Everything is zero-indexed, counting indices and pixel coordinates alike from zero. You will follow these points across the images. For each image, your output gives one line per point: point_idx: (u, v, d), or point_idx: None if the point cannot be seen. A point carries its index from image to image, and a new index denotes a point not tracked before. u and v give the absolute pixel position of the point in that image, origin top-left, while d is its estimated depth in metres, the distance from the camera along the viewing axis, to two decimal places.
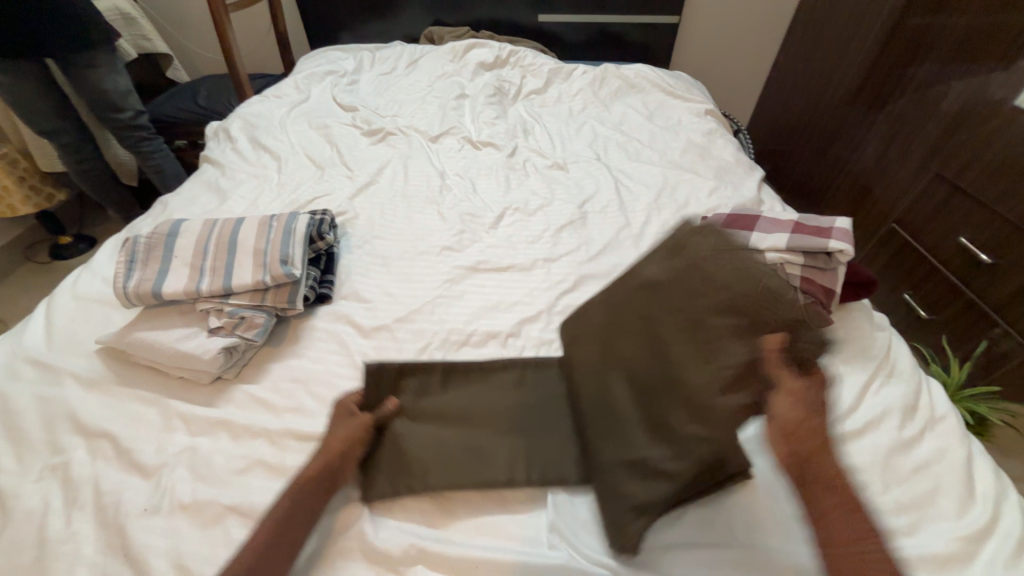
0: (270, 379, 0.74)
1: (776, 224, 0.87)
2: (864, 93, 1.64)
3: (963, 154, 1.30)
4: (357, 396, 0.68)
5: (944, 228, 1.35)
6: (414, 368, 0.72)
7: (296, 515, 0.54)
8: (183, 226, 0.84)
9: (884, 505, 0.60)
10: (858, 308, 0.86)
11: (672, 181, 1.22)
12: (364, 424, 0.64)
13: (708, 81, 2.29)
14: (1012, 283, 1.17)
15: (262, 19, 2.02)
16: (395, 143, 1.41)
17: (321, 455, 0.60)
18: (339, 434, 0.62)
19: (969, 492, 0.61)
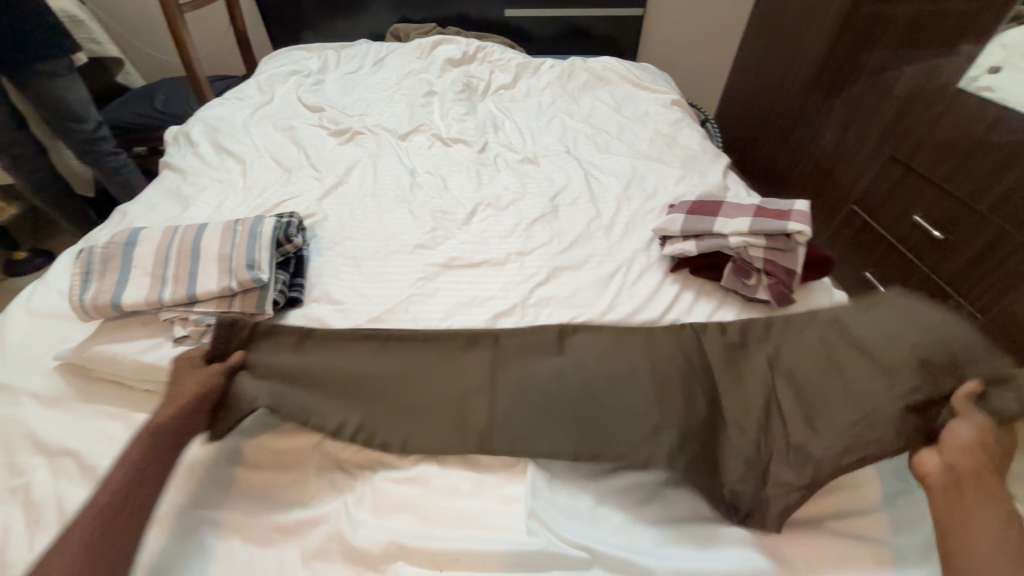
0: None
1: (739, 210, 0.91)
2: (822, 79, 1.69)
3: (914, 137, 1.36)
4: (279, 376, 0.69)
5: (900, 208, 1.41)
6: (273, 332, 0.77)
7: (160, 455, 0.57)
8: (142, 235, 0.82)
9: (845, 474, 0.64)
10: (819, 287, 0.90)
11: (641, 171, 1.24)
12: (214, 371, 0.67)
13: (674, 71, 2.33)
14: (962, 257, 1.24)
15: (219, 19, 1.96)
16: (364, 142, 1.39)
17: (170, 401, 0.63)
18: (184, 381, 0.66)
19: None
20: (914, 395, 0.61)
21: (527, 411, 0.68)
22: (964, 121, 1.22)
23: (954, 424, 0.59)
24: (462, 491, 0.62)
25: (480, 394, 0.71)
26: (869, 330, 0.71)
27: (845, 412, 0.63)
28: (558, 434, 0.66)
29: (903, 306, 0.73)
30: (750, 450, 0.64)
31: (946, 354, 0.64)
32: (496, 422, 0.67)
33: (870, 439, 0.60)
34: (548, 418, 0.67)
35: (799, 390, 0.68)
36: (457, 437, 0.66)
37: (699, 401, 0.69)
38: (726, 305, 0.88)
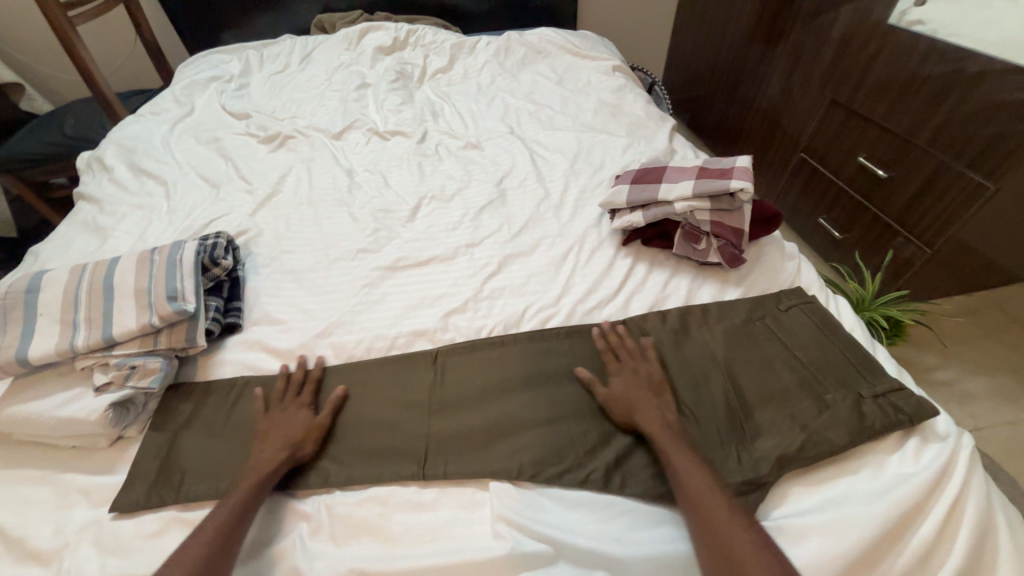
0: (176, 424, 0.68)
1: (682, 173, 0.89)
2: (760, 29, 1.67)
3: (852, 78, 1.36)
4: None
5: (846, 150, 1.42)
6: (208, 386, 0.73)
7: (247, 508, 0.56)
8: (46, 279, 0.74)
9: None
10: (769, 242, 0.89)
11: (587, 145, 1.21)
12: (308, 410, 0.67)
13: (617, 36, 2.28)
14: (906, 194, 1.26)
15: (124, 28, 1.81)
16: (296, 147, 1.30)
17: (266, 448, 0.62)
18: (277, 429, 0.65)
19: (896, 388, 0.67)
20: (850, 396, 0.65)
21: (480, 436, 0.65)
22: (898, 56, 1.22)
23: (880, 414, 0.62)
24: (419, 507, 0.60)
25: (418, 418, 0.68)
26: (801, 332, 0.74)
27: (792, 405, 0.64)
28: (508, 452, 0.63)
29: (829, 314, 0.77)
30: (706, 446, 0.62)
31: (864, 359, 0.69)
32: (440, 446, 0.65)
33: (817, 432, 0.61)
34: (501, 441, 0.65)
35: (751, 381, 0.68)
36: (398, 463, 0.64)
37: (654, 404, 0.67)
38: (680, 273, 0.87)
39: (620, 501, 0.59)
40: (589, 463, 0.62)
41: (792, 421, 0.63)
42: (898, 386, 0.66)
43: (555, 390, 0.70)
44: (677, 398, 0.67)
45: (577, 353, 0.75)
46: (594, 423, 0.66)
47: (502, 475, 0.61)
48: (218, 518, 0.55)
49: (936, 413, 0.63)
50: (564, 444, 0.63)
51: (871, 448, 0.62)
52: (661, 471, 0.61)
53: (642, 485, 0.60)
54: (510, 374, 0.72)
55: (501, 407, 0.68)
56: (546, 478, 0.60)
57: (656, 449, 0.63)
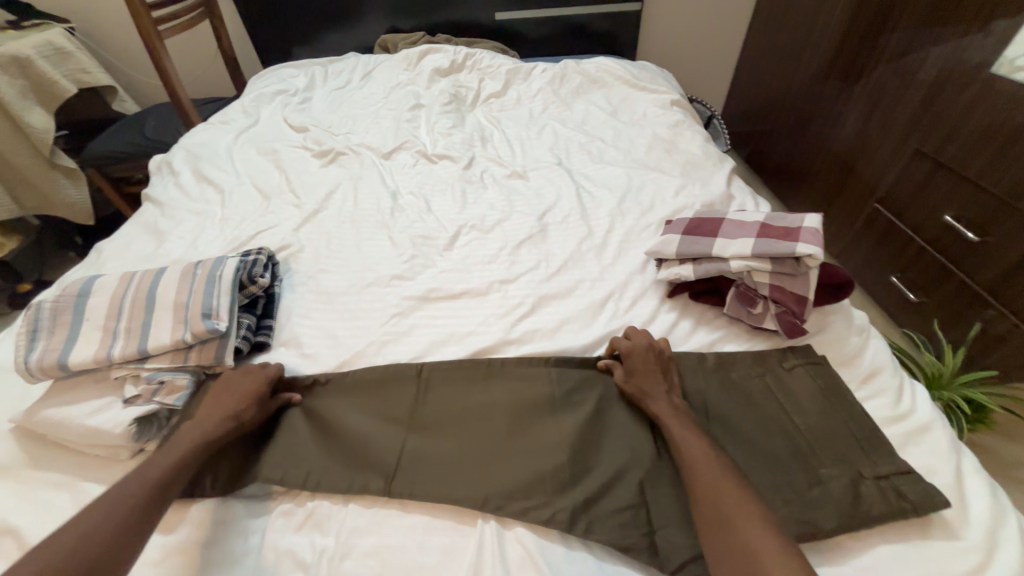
0: None
1: (741, 228, 0.82)
2: (837, 66, 1.56)
3: (943, 127, 1.23)
4: (231, 378, 0.70)
5: (930, 205, 1.28)
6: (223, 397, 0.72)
7: (173, 480, 0.57)
8: (98, 283, 0.77)
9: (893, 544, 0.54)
10: (836, 311, 0.80)
11: (637, 182, 1.15)
12: (263, 393, 0.69)
13: (679, 67, 2.22)
14: (1001, 261, 1.12)
15: (208, 41, 1.95)
16: (346, 163, 1.33)
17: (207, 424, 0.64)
18: (225, 393, 0.68)
19: (994, 510, 0.55)
20: (848, 473, 0.58)
21: (453, 462, 0.64)
22: (1002, 106, 1.08)
23: (881, 496, 0.56)
24: (382, 525, 0.59)
25: (392, 435, 0.67)
26: (803, 394, 0.68)
27: (781, 474, 0.59)
28: (477, 480, 0.62)
29: (837, 378, 0.70)
30: (676, 500, 0.59)
31: (869, 433, 0.62)
32: (411, 463, 0.64)
33: (803, 509, 0.56)
34: (472, 467, 0.63)
35: (740, 441, 0.63)
36: (368, 477, 0.63)
37: (636, 452, 0.63)
38: (729, 336, 0.79)
39: (583, 551, 0.57)
40: (557, 502, 0.59)
41: (779, 488, 0.58)
42: (906, 469, 0.58)
43: (536, 418, 0.67)
44: (661, 449, 0.64)
45: (564, 382, 0.72)
46: (570, 459, 0.62)
47: (467, 503, 0.60)
48: (141, 481, 0.56)
49: (947, 506, 0.55)
50: (534, 479, 0.60)
51: (875, 539, 0.54)
52: (630, 522, 0.57)
53: (608, 534, 0.56)
54: (492, 399, 0.70)
55: (479, 431, 0.67)
56: (508, 512, 0.59)
57: (628, 495, 0.59)
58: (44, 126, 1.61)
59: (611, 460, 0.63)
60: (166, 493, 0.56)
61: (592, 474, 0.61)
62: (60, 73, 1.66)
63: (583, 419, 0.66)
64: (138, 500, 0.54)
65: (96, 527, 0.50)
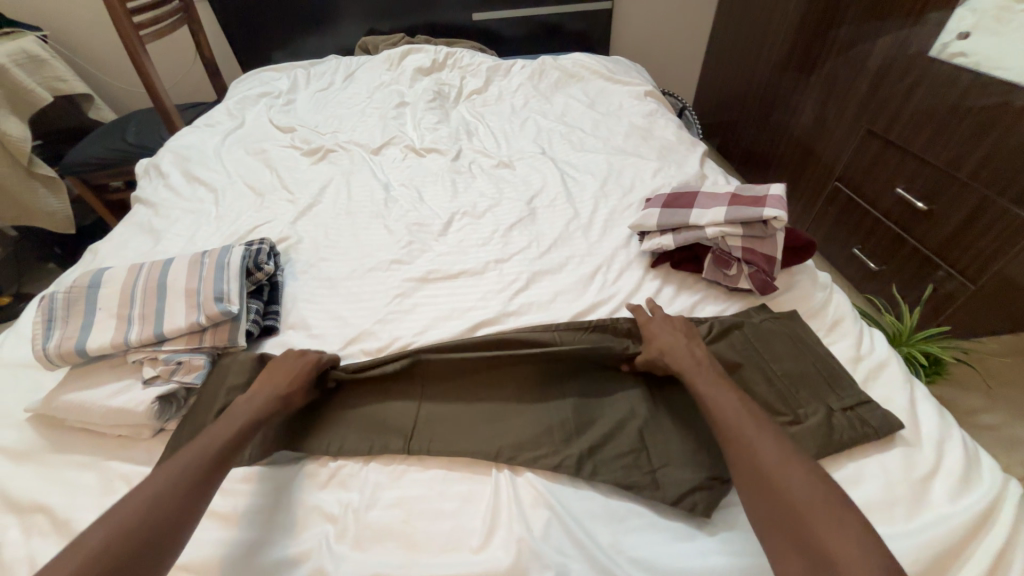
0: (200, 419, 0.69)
1: (714, 199, 0.89)
2: (794, 58, 1.67)
3: (889, 109, 1.34)
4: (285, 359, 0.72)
5: (882, 180, 1.39)
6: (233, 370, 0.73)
7: (232, 449, 0.59)
8: (107, 275, 0.80)
9: (857, 463, 0.61)
10: (802, 270, 0.88)
11: (618, 167, 1.23)
12: (313, 371, 0.72)
13: (650, 62, 2.32)
14: (947, 227, 1.23)
15: (185, 48, 1.95)
16: (337, 160, 1.37)
17: (257, 398, 0.66)
18: (274, 372, 0.70)
19: (942, 429, 0.63)
20: (820, 408, 0.65)
21: (466, 421, 0.69)
22: (939, 87, 1.20)
23: (850, 427, 0.62)
24: (401, 480, 0.64)
25: (408, 400, 0.72)
26: (778, 345, 0.74)
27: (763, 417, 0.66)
28: (490, 436, 0.67)
29: (803, 328, 0.77)
30: (673, 442, 0.65)
31: (834, 372, 0.70)
32: (427, 425, 0.69)
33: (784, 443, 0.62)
34: (483, 427, 0.68)
35: None
36: (388, 438, 0.68)
37: (634, 405, 0.70)
38: (709, 298, 0.87)
39: (594, 491, 0.62)
40: (564, 450, 0.64)
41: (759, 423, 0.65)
42: (865, 400, 0.66)
43: (539, 383, 0.73)
44: (656, 402, 0.71)
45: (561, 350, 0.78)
46: (573, 415, 0.68)
47: (481, 456, 0.65)
48: (198, 456, 0.57)
49: (901, 427, 0.62)
50: (541, 435, 0.66)
51: (848, 460, 0.61)
52: (632, 462, 0.63)
53: (613, 474, 0.62)
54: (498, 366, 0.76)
55: (487, 398, 0.73)
56: (521, 461, 0.64)
57: (630, 441, 0.65)
58: (22, 134, 1.59)
59: (611, 413, 0.69)
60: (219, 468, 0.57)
61: (594, 426, 0.67)
62: (35, 82, 1.64)
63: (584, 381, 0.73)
64: (202, 471, 0.55)
65: (158, 495, 0.51)
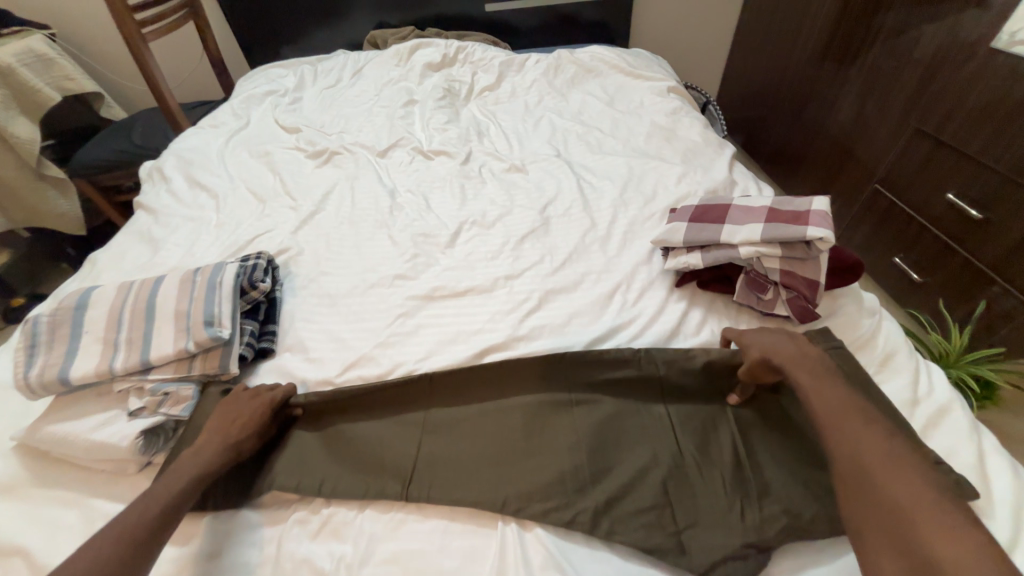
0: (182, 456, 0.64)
1: (748, 214, 0.81)
2: (833, 48, 1.55)
3: (942, 105, 1.22)
4: (252, 400, 0.67)
5: (931, 184, 1.27)
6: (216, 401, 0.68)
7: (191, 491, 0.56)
8: (94, 295, 0.76)
9: None
10: (847, 294, 0.79)
11: (638, 171, 1.14)
12: (268, 413, 0.66)
13: (672, 53, 2.19)
14: (1007, 239, 1.11)
15: (192, 44, 1.91)
16: (341, 163, 1.31)
17: (201, 451, 0.60)
18: (234, 414, 0.65)
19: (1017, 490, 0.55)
20: None
21: (469, 464, 0.63)
22: (1001, 81, 1.08)
23: None
24: (399, 530, 0.58)
25: (407, 436, 0.66)
26: None
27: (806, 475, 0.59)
28: (497, 482, 0.60)
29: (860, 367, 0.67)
30: (700, 497, 0.58)
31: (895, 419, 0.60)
32: (428, 468, 0.63)
33: (827, 505, 0.56)
34: (487, 471, 0.62)
35: (764, 442, 0.63)
36: (384, 482, 0.62)
37: (655, 449, 0.62)
38: (740, 324, 0.79)
39: (612, 550, 0.56)
40: (577, 504, 0.58)
41: (795, 481, 0.58)
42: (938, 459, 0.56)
43: (551, 419, 0.66)
44: (683, 445, 0.63)
45: (575, 383, 0.70)
46: (588, 460, 0.61)
47: (487, 506, 0.58)
48: (154, 499, 0.54)
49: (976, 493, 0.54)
50: (552, 482, 0.59)
51: None
52: (654, 521, 0.56)
53: (632, 535, 0.55)
54: (506, 401, 0.69)
55: (493, 435, 0.66)
56: (530, 514, 0.57)
57: (650, 495, 0.58)
58: (30, 135, 1.58)
59: (631, 459, 0.62)
60: (179, 508, 0.55)
61: (609, 474, 0.60)
62: (43, 81, 1.62)
63: (602, 417, 0.66)
64: (158, 516, 0.53)
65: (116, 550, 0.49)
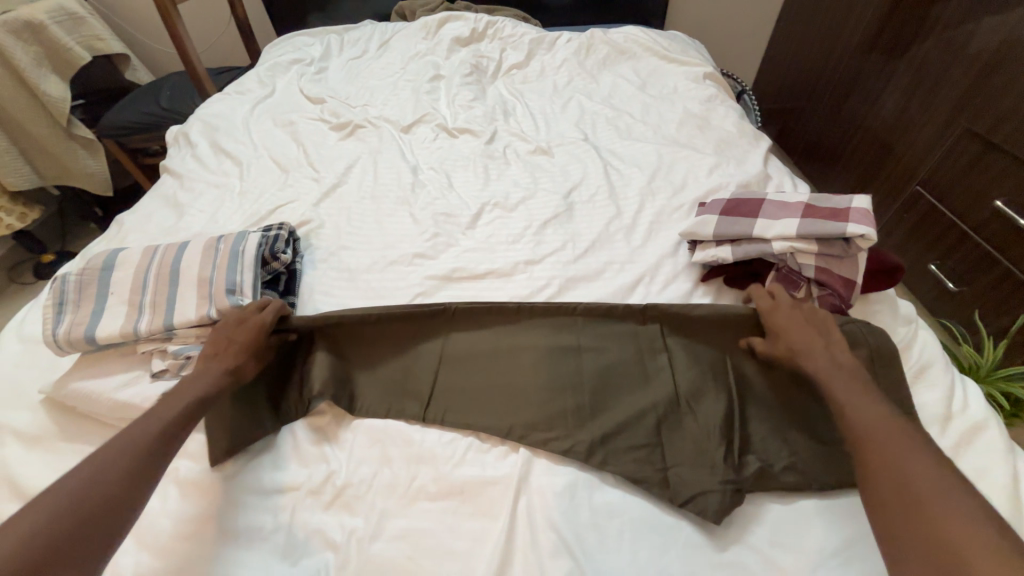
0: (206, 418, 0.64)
1: (783, 209, 0.78)
2: (882, 39, 1.46)
3: (998, 107, 1.15)
4: (240, 328, 0.68)
5: (978, 190, 1.21)
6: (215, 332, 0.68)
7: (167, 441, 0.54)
8: (120, 257, 0.77)
9: None
10: (882, 299, 0.76)
11: (668, 160, 1.10)
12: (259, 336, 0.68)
13: (708, 38, 2.10)
14: None
15: (220, 8, 1.89)
16: (365, 136, 1.29)
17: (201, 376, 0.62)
18: (228, 344, 0.66)
19: None
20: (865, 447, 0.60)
21: (480, 393, 0.68)
22: None
23: None
24: (410, 508, 0.59)
25: (427, 365, 0.72)
26: None
27: (815, 454, 0.61)
28: (504, 411, 0.66)
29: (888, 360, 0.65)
30: (691, 442, 0.62)
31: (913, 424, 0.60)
32: (443, 394, 0.69)
33: (805, 462, 0.60)
34: (496, 400, 0.67)
35: (760, 408, 0.65)
36: (405, 403, 0.69)
37: (653, 394, 0.66)
38: None
39: (602, 477, 0.61)
40: (576, 435, 0.63)
41: (798, 478, 0.59)
42: None
43: (560, 360, 0.70)
44: (679, 390, 0.67)
45: (585, 330, 0.72)
46: (590, 399, 0.66)
47: (494, 431, 0.64)
48: (124, 449, 0.51)
49: None
50: (554, 416, 0.64)
51: None
52: (644, 457, 0.61)
53: (623, 466, 0.60)
54: (518, 341, 0.72)
55: (505, 372, 0.70)
56: (532, 442, 0.63)
57: (644, 434, 0.63)
58: (60, 94, 1.59)
59: (632, 402, 0.66)
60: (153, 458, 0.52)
61: (608, 413, 0.65)
62: (74, 40, 1.62)
63: (608, 363, 0.69)
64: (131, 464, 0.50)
65: (83, 498, 0.46)
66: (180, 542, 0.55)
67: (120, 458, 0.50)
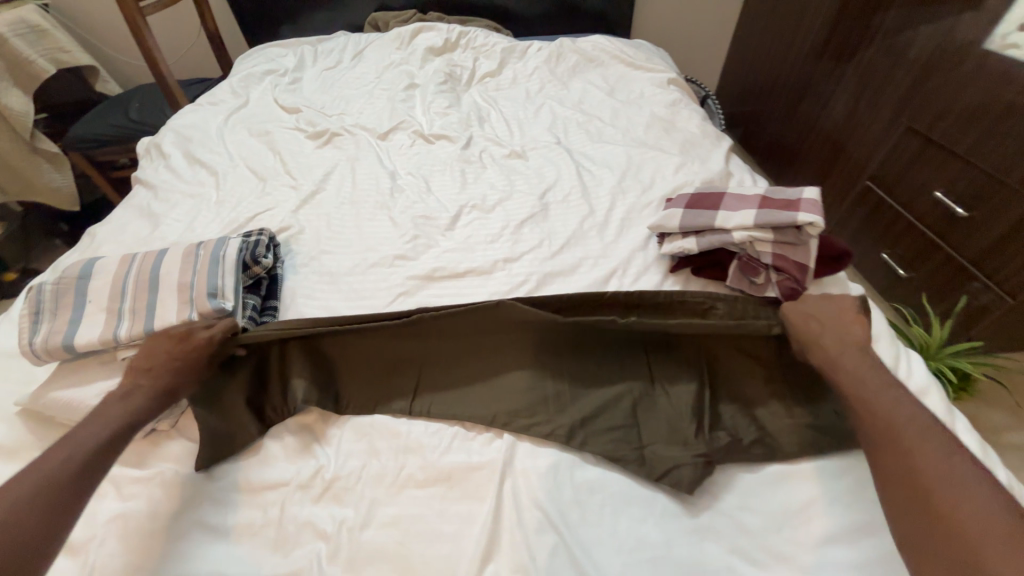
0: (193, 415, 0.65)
1: (742, 201, 0.83)
2: (831, 46, 1.57)
3: (934, 106, 1.25)
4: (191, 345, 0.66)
5: (921, 183, 1.30)
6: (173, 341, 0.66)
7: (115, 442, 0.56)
8: (97, 266, 0.77)
9: None
10: (834, 282, 0.82)
11: (637, 161, 1.16)
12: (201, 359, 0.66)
13: (673, 47, 2.20)
14: (990, 234, 1.14)
15: (190, 21, 1.89)
16: (342, 144, 1.31)
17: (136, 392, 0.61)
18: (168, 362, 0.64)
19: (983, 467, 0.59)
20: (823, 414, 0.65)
21: (463, 388, 0.71)
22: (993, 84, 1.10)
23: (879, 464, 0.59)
24: (398, 496, 0.60)
25: (410, 362, 0.74)
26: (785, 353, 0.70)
27: (775, 422, 0.65)
28: (487, 401, 0.69)
29: None
30: (664, 422, 0.66)
31: None
32: (428, 389, 0.72)
33: (772, 435, 0.64)
34: (478, 392, 0.70)
35: (726, 392, 0.70)
36: (391, 399, 0.71)
37: (627, 379, 0.70)
38: None
39: (582, 457, 0.64)
40: (557, 420, 0.66)
41: (761, 447, 0.64)
42: None
43: (540, 351, 0.73)
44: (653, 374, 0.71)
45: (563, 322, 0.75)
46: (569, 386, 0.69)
47: (479, 420, 0.67)
48: (69, 452, 0.53)
49: None
50: (536, 404, 0.67)
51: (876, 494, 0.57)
52: (621, 437, 0.64)
53: (602, 446, 0.64)
54: (498, 335, 0.75)
55: (486, 366, 0.73)
56: (516, 428, 0.66)
57: (621, 416, 0.66)
58: (23, 108, 1.55)
59: (609, 387, 0.70)
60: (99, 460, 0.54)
61: (586, 398, 0.68)
62: (37, 53, 1.59)
63: (586, 351, 0.73)
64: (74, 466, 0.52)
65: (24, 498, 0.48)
66: (164, 543, 0.55)
67: (54, 478, 0.50)
